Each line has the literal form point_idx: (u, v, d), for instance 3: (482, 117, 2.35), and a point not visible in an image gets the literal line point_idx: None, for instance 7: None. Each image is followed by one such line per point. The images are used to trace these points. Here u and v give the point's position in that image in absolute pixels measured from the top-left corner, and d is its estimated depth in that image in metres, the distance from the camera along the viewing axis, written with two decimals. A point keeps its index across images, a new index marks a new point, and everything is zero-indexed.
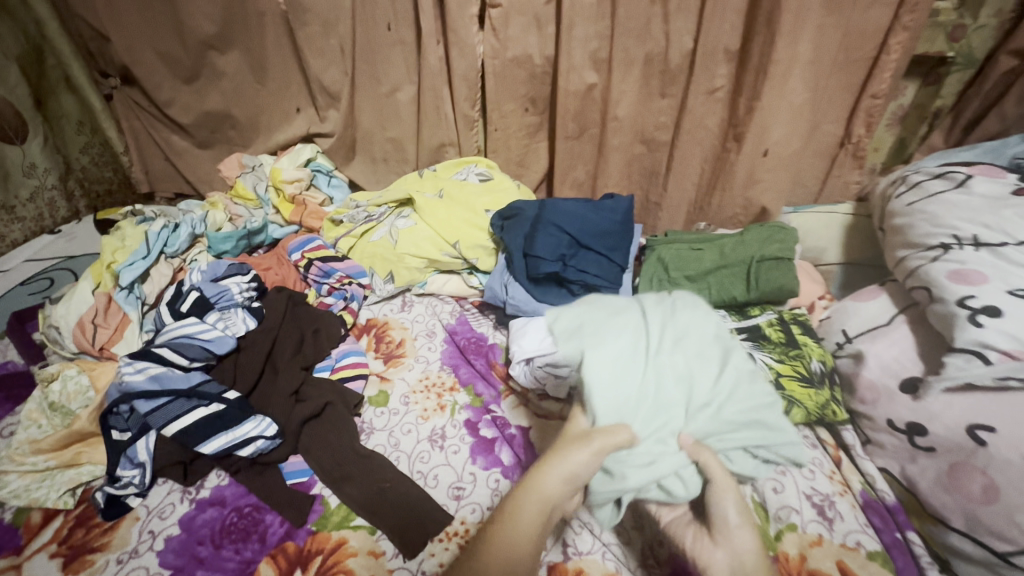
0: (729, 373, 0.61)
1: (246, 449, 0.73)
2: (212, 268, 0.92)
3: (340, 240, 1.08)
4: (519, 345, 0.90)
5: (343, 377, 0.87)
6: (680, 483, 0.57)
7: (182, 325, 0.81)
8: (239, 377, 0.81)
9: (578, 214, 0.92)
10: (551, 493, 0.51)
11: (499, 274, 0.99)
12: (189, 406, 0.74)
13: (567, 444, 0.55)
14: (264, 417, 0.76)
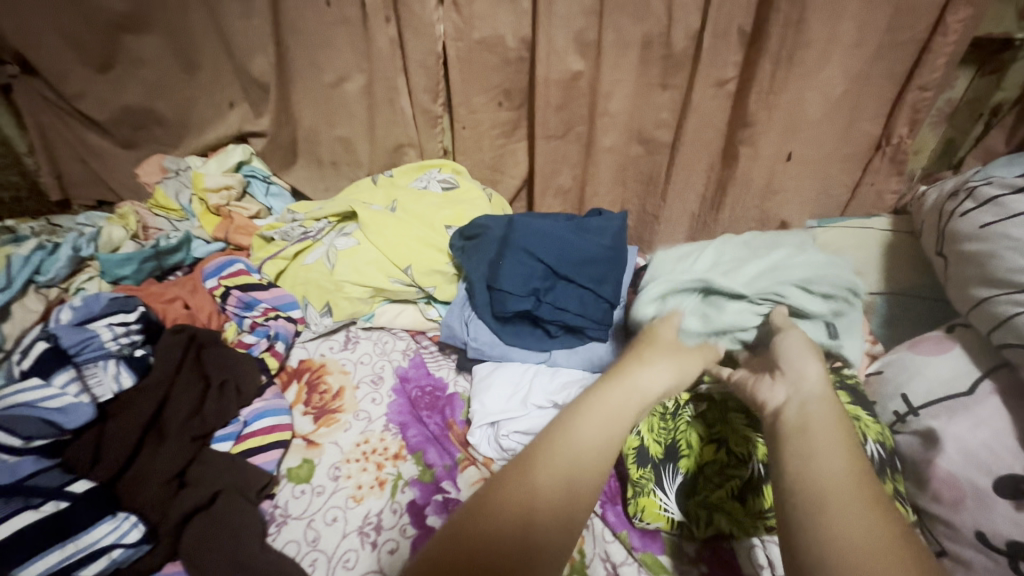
0: (789, 244, 0.72)
1: (91, 566, 0.53)
2: (87, 304, 0.72)
3: (268, 262, 0.88)
4: (481, 403, 0.71)
5: (248, 449, 0.67)
6: (716, 305, 0.66)
7: (23, 387, 0.62)
8: (103, 455, 0.61)
9: (557, 235, 0.71)
10: (642, 387, 0.50)
11: (458, 306, 0.79)
12: (12, 508, 0.54)
13: (655, 350, 0.56)
14: (126, 515, 0.57)
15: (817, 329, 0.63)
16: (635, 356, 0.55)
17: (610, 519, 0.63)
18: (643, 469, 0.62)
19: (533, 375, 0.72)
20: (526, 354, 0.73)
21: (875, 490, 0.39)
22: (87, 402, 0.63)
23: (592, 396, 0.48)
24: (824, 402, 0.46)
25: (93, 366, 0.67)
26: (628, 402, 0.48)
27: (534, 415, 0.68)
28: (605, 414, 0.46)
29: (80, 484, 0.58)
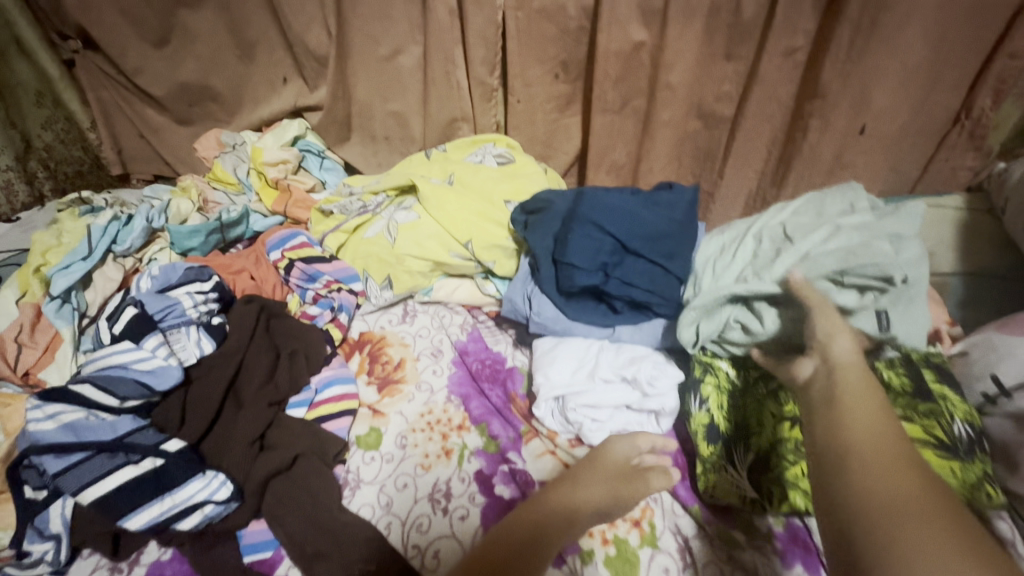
0: (827, 222, 0.67)
1: (187, 520, 0.56)
2: (164, 274, 0.74)
3: (329, 236, 0.89)
4: (546, 376, 0.71)
5: (321, 415, 0.69)
6: (758, 312, 0.63)
7: (115, 351, 0.65)
8: (189, 419, 0.64)
9: (626, 210, 0.71)
10: (590, 501, 0.59)
11: (521, 282, 0.78)
12: (114, 463, 0.57)
13: (605, 470, 0.62)
14: (216, 474, 0.59)
15: (865, 323, 0.58)
16: (591, 473, 0.62)
17: (681, 494, 0.63)
18: (714, 445, 0.62)
19: (598, 350, 0.72)
20: (591, 329, 0.73)
21: (909, 461, 0.42)
22: (172, 368, 0.65)
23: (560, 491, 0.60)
24: (854, 379, 0.51)
25: (177, 332, 0.70)
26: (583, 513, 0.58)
27: (602, 390, 0.68)
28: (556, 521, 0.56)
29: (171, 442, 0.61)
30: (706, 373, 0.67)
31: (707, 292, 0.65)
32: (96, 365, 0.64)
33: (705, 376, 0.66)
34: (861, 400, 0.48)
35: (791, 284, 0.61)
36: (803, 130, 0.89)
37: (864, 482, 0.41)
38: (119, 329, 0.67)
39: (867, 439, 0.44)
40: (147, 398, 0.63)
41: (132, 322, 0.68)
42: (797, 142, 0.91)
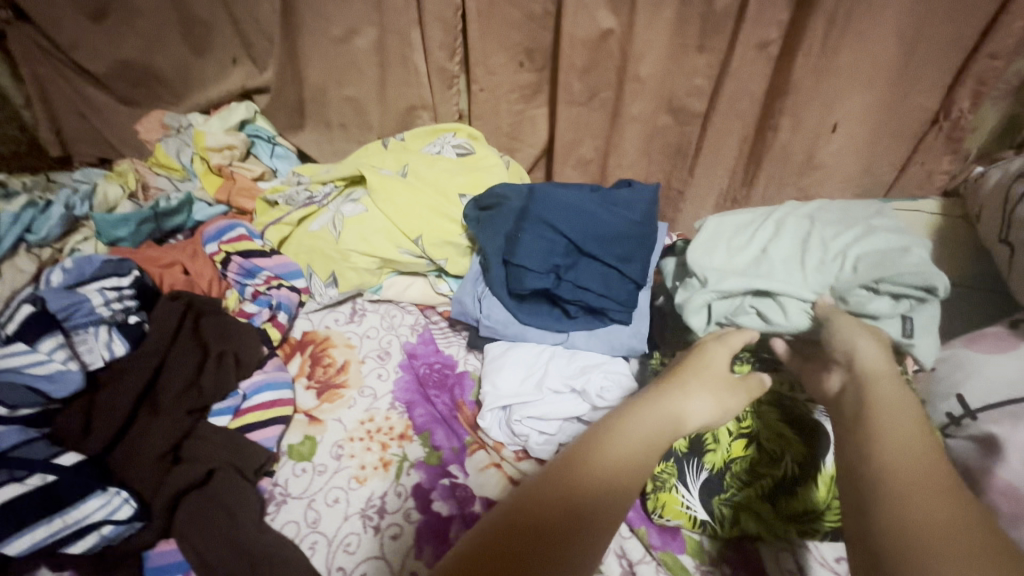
0: (857, 222, 0.64)
1: (79, 543, 0.51)
2: (78, 266, 0.68)
3: (271, 229, 0.82)
4: (493, 384, 0.67)
5: (244, 424, 0.64)
6: (779, 308, 0.59)
7: (11, 353, 0.59)
8: (93, 428, 0.58)
9: (582, 207, 0.66)
10: (682, 406, 0.45)
11: (471, 282, 0.73)
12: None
13: (686, 374, 0.48)
14: (117, 491, 0.53)
15: (891, 328, 0.55)
16: (667, 379, 0.48)
17: (628, 514, 0.59)
18: (665, 462, 0.58)
19: (549, 357, 0.68)
20: (543, 335, 0.69)
21: (955, 487, 0.32)
22: (74, 372, 0.60)
23: (636, 404, 0.44)
24: (891, 390, 0.42)
25: (86, 332, 0.64)
26: (663, 418, 0.43)
27: (548, 400, 0.63)
28: (646, 428, 0.41)
29: (68, 455, 0.56)
30: None
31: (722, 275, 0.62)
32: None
33: None
34: (897, 414, 0.39)
35: (819, 309, 0.57)
36: (774, 129, 0.86)
37: (900, 512, 0.31)
38: (18, 329, 0.61)
39: (907, 465, 0.34)
40: (40, 406, 0.58)
41: (33, 320, 0.61)
42: (770, 140, 0.87)
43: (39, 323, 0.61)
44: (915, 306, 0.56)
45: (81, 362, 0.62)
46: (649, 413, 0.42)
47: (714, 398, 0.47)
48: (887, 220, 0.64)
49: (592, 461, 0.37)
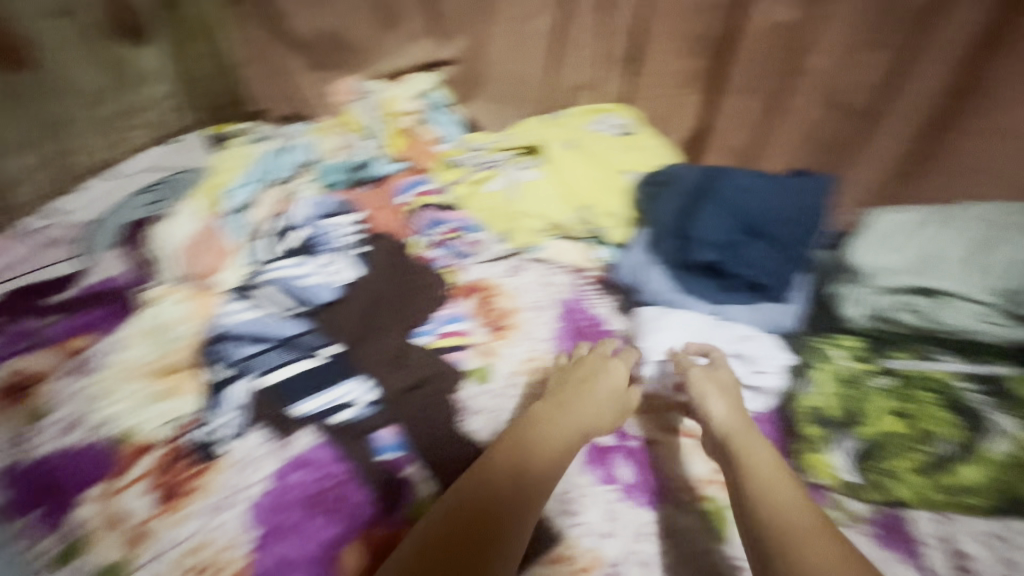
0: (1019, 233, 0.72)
1: (339, 415, 0.68)
2: (319, 205, 0.88)
3: (455, 185, 0.94)
4: (652, 339, 0.76)
5: (442, 347, 0.76)
6: (942, 304, 0.69)
7: (285, 266, 0.79)
8: (338, 329, 0.74)
9: (754, 191, 0.72)
10: (586, 412, 0.67)
11: (636, 250, 0.81)
12: (284, 357, 0.71)
13: (566, 377, 0.71)
14: (362, 378, 0.71)
15: None
16: (580, 383, 0.70)
17: (781, 468, 0.64)
18: (822, 429, 0.64)
19: (706, 325, 0.75)
20: (700, 304, 0.76)
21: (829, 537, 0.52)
22: (328, 287, 0.78)
23: (558, 411, 0.66)
24: (762, 454, 0.60)
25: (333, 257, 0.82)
26: (572, 426, 0.66)
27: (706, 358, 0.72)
28: (565, 432, 0.64)
29: (326, 345, 0.73)
30: (820, 362, 0.68)
31: (886, 273, 0.71)
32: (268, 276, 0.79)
33: (817, 364, 0.69)
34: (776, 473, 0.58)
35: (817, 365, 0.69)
36: (951, 140, 0.78)
37: (796, 557, 0.51)
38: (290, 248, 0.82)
39: (798, 521, 0.54)
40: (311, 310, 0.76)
41: (300, 243, 0.82)
42: (949, 148, 0.78)
43: (304, 248, 0.82)
44: None
45: (333, 280, 0.79)
46: (566, 422, 0.65)
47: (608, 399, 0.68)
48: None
49: (518, 462, 0.61)
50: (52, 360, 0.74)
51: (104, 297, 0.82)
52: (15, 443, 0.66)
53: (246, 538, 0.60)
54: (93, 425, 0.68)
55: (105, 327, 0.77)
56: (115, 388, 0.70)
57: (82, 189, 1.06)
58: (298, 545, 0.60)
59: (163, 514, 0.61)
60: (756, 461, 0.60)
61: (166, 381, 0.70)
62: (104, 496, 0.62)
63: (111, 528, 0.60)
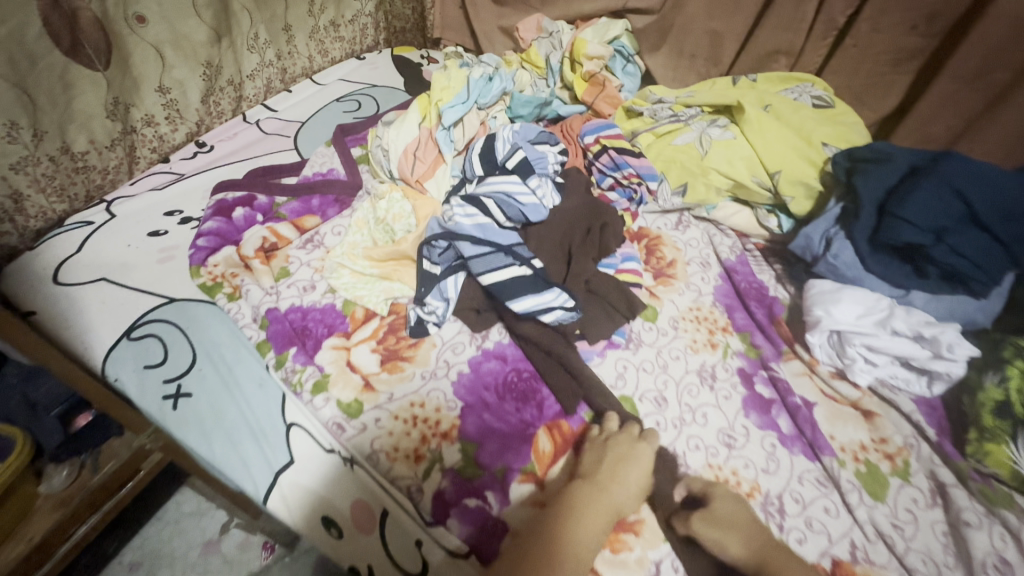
0: None
1: (547, 316, 0.74)
2: (523, 131, 0.95)
3: (639, 134, 0.99)
4: (828, 312, 0.76)
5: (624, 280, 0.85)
6: None
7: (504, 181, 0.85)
8: (542, 246, 0.83)
9: (992, 179, 0.69)
10: (620, 499, 0.59)
11: (824, 222, 0.82)
12: (505, 261, 0.77)
13: (602, 462, 0.62)
14: (562, 289, 0.76)
15: None
16: (604, 458, 0.63)
17: (946, 450, 0.67)
18: (1001, 420, 0.65)
19: (891, 306, 0.75)
20: (882, 284, 0.77)
21: None
22: (542, 207, 0.84)
23: (578, 511, 0.57)
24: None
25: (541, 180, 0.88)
26: (603, 515, 0.57)
27: (890, 338, 0.72)
28: (589, 534, 0.56)
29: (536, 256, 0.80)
30: (1016, 359, 0.66)
31: None
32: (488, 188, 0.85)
33: (1013, 361, 0.66)
34: None
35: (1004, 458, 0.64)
36: None
37: None
38: (513, 166, 0.87)
39: None
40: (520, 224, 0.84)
41: (520, 164, 0.88)
42: None
43: (522, 168, 0.87)
44: None
45: (545, 203, 0.86)
46: (591, 514, 0.57)
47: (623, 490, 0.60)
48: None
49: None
50: (289, 229, 0.86)
51: (327, 185, 0.94)
52: (268, 291, 0.79)
53: (451, 406, 0.69)
54: (326, 290, 0.80)
55: (330, 213, 0.91)
56: (340, 264, 0.81)
57: (289, 91, 1.19)
58: (496, 421, 0.68)
59: (384, 373, 0.71)
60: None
61: (383, 267, 0.81)
62: (338, 348, 0.73)
63: (345, 374, 0.70)
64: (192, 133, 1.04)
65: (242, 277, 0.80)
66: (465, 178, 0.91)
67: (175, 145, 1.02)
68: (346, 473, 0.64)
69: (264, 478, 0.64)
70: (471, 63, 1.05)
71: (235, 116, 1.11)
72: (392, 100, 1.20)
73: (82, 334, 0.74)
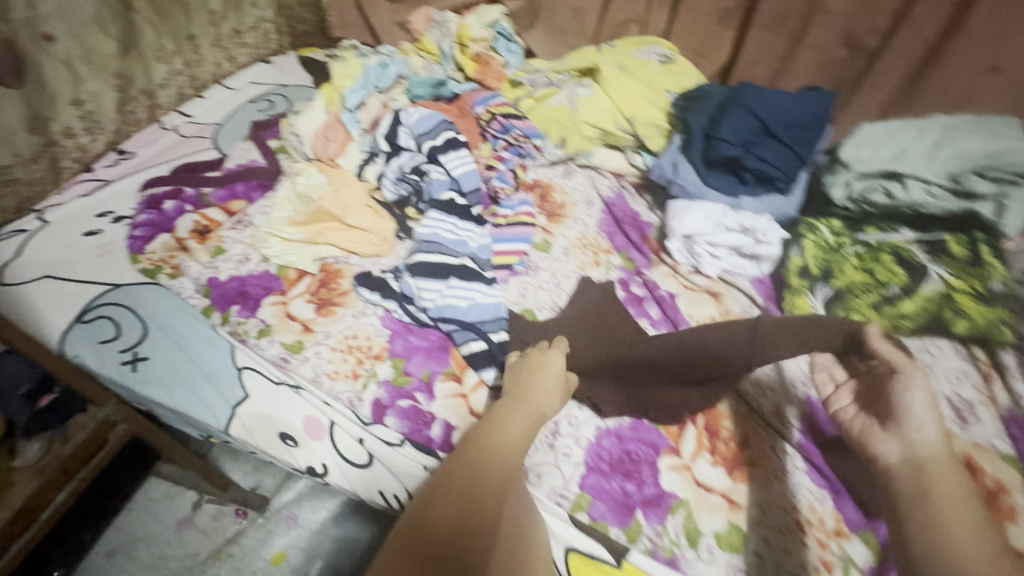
0: (987, 130, 0.83)
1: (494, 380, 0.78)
2: (428, 116, 1.04)
3: (521, 100, 1.16)
4: (679, 222, 0.95)
5: (500, 262, 0.93)
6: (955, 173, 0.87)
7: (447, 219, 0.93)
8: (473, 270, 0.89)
9: (773, 100, 0.93)
10: (542, 399, 0.69)
11: (670, 152, 1.00)
12: (466, 337, 0.81)
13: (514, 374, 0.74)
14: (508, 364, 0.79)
15: (985, 208, 0.78)
16: (527, 381, 0.72)
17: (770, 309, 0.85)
18: (802, 279, 0.85)
19: (725, 210, 0.94)
20: (719, 195, 0.95)
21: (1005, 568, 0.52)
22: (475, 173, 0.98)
23: (491, 430, 0.64)
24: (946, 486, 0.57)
25: (461, 152, 1.01)
26: (528, 415, 0.67)
27: (723, 233, 0.92)
28: (514, 430, 0.64)
29: (500, 325, 0.84)
30: (807, 233, 0.88)
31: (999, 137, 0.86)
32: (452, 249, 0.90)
33: (807, 234, 0.88)
34: (956, 507, 0.56)
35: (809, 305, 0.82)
36: None
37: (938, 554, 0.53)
38: (439, 142, 1.00)
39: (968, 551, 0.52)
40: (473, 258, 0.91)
41: (447, 140, 1.01)
42: None
43: (449, 143, 1.01)
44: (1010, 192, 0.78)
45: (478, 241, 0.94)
46: (515, 421, 0.65)
47: (920, 448, 0.62)
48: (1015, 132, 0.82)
49: (476, 453, 0.60)
50: (219, 214, 0.97)
51: (251, 174, 1.04)
52: (207, 266, 0.90)
53: (380, 333, 0.82)
54: (260, 260, 0.91)
55: (254, 196, 1.01)
56: (269, 236, 0.93)
57: (201, 97, 1.27)
58: (419, 340, 0.81)
59: (319, 316, 0.84)
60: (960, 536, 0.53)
61: (306, 232, 0.93)
62: (276, 304, 0.85)
63: (287, 322, 0.82)
64: (111, 142, 1.11)
65: (180, 257, 0.90)
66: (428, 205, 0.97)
67: (96, 154, 1.09)
68: (293, 397, 0.75)
69: (224, 412, 0.75)
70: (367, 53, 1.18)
71: (151, 124, 1.18)
72: (302, 95, 1.30)
73: (41, 322, 0.82)
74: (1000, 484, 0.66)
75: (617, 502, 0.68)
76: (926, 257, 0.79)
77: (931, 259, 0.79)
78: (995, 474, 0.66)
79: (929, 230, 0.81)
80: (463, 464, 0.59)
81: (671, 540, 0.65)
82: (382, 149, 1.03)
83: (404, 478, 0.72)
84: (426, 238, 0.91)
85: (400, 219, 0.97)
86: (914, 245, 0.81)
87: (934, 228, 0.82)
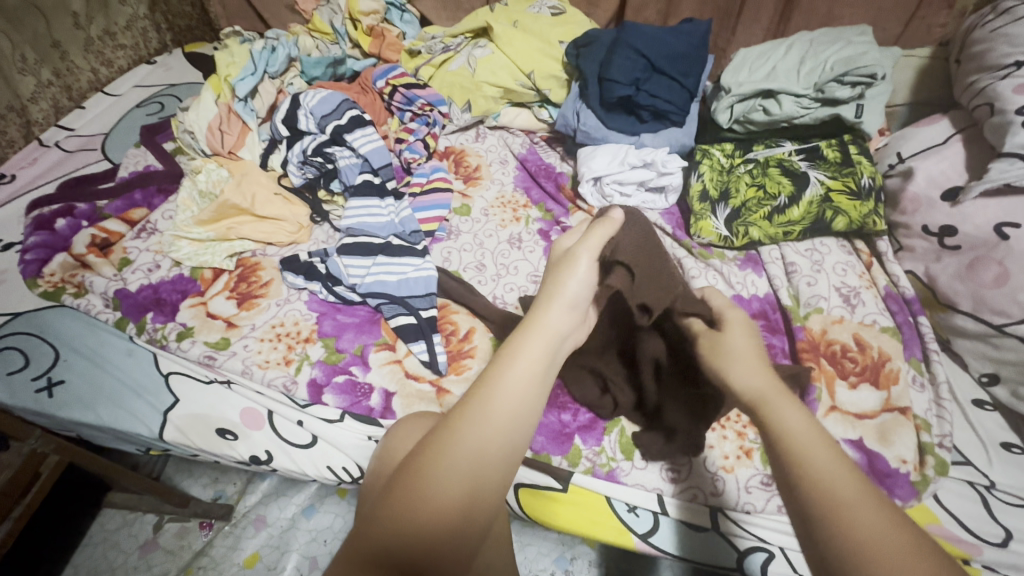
0: (843, 39, 0.89)
1: (425, 355, 0.78)
2: (328, 98, 1.00)
3: (421, 69, 1.15)
4: (588, 166, 0.96)
5: (428, 229, 0.94)
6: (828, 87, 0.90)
7: (367, 200, 0.93)
8: (396, 246, 0.89)
9: (656, 36, 0.96)
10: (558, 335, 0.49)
11: (571, 101, 1.03)
12: (395, 311, 0.82)
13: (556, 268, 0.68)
14: (435, 338, 0.79)
15: (847, 111, 0.85)
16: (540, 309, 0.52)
17: (678, 235, 0.92)
18: (703, 204, 0.89)
19: (627, 149, 0.97)
20: (622, 136, 0.99)
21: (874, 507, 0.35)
22: (384, 149, 0.97)
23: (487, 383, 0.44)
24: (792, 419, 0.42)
25: (367, 130, 0.98)
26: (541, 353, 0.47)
27: (628, 170, 0.94)
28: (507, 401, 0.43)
29: (429, 299, 0.84)
30: (703, 159, 0.93)
31: (860, 40, 0.88)
32: (377, 231, 0.90)
33: (702, 160, 0.93)
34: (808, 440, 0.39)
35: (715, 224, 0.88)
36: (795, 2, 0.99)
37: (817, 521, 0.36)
38: (344, 122, 0.98)
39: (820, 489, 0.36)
40: (395, 233, 0.91)
41: (351, 120, 0.98)
42: (796, 6, 0.99)
43: (353, 123, 0.98)
44: (867, 93, 0.85)
45: (400, 217, 0.94)
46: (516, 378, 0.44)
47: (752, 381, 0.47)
48: (869, 37, 0.88)
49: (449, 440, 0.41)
50: (118, 225, 0.92)
51: (150, 177, 1.00)
52: (113, 279, 0.86)
53: (307, 317, 0.82)
54: (172, 264, 0.88)
55: (156, 202, 0.98)
56: (175, 239, 0.90)
57: (82, 107, 1.19)
58: (347, 317, 0.83)
59: (242, 311, 0.83)
60: (821, 481, 0.37)
61: (215, 230, 0.91)
62: (195, 305, 0.83)
63: (209, 322, 0.81)
64: None
65: (82, 274, 0.86)
66: (347, 189, 0.97)
67: None
68: (225, 392, 0.75)
69: (155, 419, 0.74)
70: (252, 39, 1.15)
71: (29, 143, 1.11)
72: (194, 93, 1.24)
73: None
74: (884, 354, 0.74)
75: (555, 432, 0.71)
76: (806, 164, 0.87)
77: (810, 166, 0.86)
78: (879, 346, 0.75)
79: (806, 140, 0.91)
80: (437, 451, 0.40)
81: (608, 456, 0.70)
82: (283, 135, 1.02)
83: (350, 450, 0.72)
84: (351, 224, 0.91)
85: (313, 203, 0.97)
86: (794, 156, 0.89)
87: (811, 136, 0.91)
